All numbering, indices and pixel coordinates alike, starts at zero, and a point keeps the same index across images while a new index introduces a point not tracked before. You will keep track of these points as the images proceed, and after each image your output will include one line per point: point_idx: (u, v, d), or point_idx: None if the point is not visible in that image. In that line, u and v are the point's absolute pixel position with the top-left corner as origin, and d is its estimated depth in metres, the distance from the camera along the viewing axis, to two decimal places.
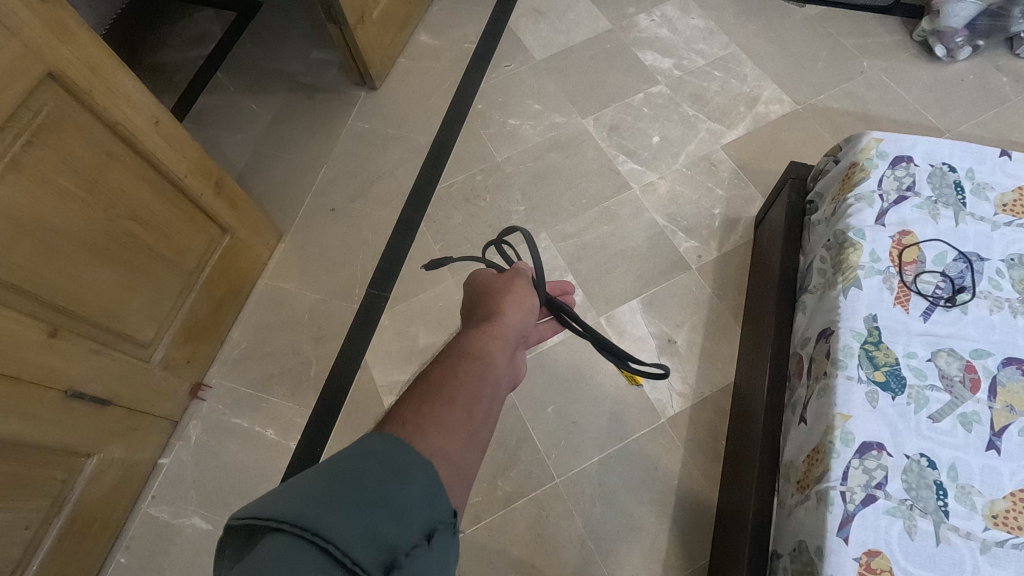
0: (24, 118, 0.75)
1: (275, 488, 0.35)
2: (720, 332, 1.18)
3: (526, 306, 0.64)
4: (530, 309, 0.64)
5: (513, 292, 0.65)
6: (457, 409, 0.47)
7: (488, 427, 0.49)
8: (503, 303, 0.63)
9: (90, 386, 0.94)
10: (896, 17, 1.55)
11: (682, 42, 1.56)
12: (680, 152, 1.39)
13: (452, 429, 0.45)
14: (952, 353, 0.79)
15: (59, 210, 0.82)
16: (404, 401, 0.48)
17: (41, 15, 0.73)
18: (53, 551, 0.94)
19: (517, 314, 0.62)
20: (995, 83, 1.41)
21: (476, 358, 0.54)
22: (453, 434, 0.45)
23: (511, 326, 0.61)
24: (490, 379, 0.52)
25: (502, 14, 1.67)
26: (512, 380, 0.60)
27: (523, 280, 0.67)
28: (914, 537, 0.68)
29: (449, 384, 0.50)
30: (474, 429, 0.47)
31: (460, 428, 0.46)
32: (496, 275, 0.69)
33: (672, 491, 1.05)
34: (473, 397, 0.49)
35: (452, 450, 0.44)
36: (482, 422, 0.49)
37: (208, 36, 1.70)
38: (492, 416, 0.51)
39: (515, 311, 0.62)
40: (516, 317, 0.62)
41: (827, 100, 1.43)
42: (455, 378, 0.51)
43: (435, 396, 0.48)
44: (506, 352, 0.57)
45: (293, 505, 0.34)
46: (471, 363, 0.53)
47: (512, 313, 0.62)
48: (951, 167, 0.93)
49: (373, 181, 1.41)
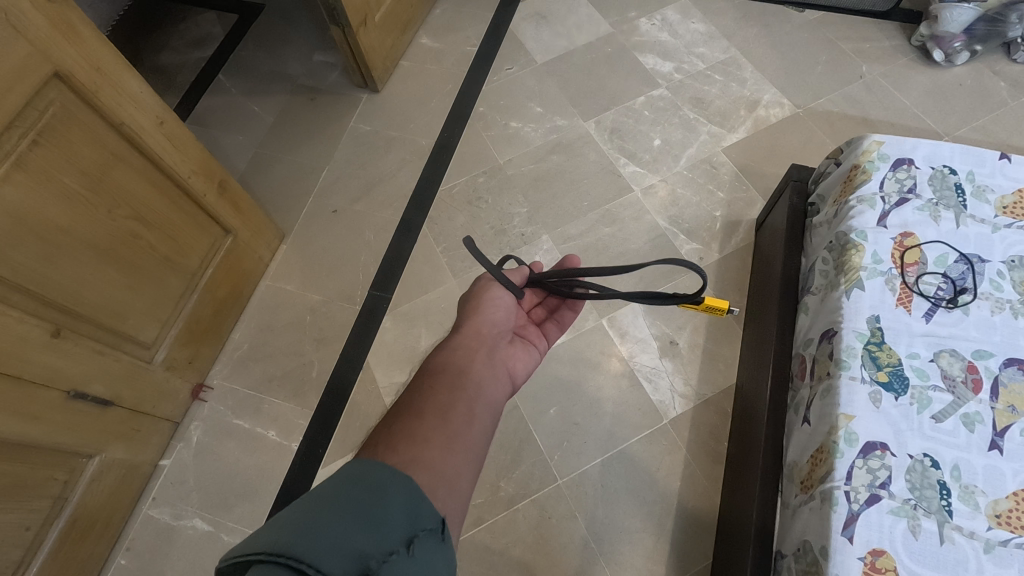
0: (31, 117, 0.75)
1: (258, 528, 0.37)
2: (721, 334, 1.18)
3: (483, 307, 0.71)
4: (488, 308, 0.71)
5: (469, 303, 0.72)
6: (428, 420, 0.54)
7: (471, 430, 0.56)
8: (463, 317, 0.71)
9: (92, 386, 0.94)
10: (895, 21, 1.56)
11: (682, 46, 1.57)
12: (681, 155, 1.40)
13: (426, 440, 0.52)
14: (954, 354, 0.79)
15: (64, 210, 0.83)
16: (379, 426, 0.54)
17: (47, 14, 0.74)
18: (53, 553, 0.93)
19: (475, 320, 0.70)
20: (993, 87, 1.42)
21: (441, 371, 0.62)
22: (428, 445, 0.51)
23: (473, 332, 0.68)
24: (460, 388, 0.60)
25: (503, 17, 1.68)
26: (498, 375, 0.66)
27: (496, 289, 0.72)
28: (918, 537, 0.68)
29: (418, 401, 0.57)
30: (451, 436, 0.53)
31: (435, 437, 0.52)
32: (472, 289, 0.74)
33: (674, 491, 1.05)
34: (445, 408, 0.56)
35: (425, 460, 0.50)
36: (459, 427, 0.55)
37: (209, 37, 1.70)
38: (473, 418, 0.57)
39: (471, 318, 0.70)
40: (481, 324, 0.70)
41: (826, 104, 1.44)
42: (426, 397, 0.57)
43: (405, 415, 0.55)
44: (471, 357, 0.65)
45: (274, 533, 0.36)
46: (437, 377, 0.61)
47: (472, 321, 0.70)
48: (952, 169, 0.93)
49: (375, 183, 1.41)
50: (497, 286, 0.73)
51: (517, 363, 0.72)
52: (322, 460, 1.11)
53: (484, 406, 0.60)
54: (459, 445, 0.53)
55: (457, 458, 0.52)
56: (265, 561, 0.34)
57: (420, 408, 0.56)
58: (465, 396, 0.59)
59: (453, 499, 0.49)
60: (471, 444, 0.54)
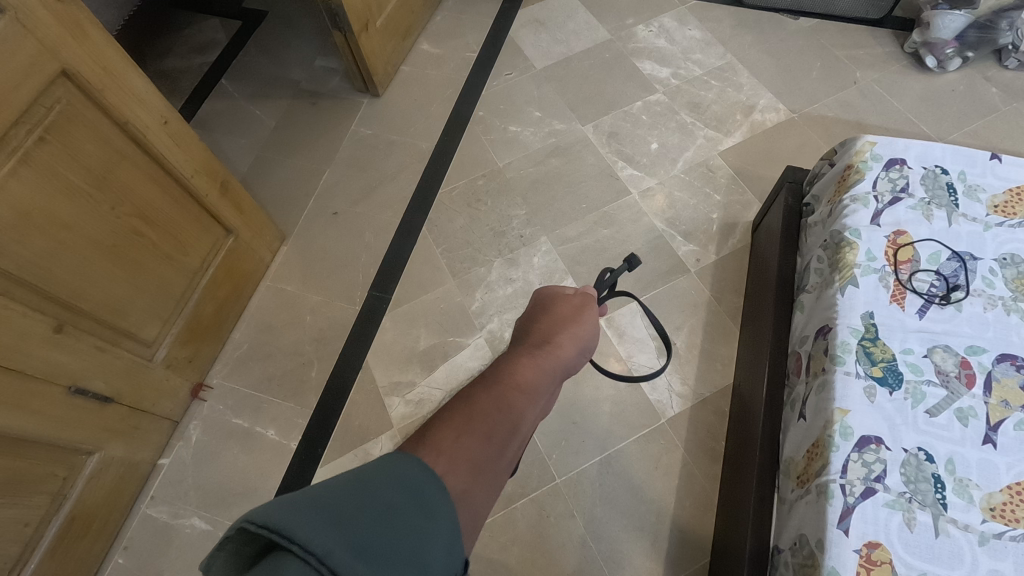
0: (38, 114, 0.76)
1: (281, 497, 0.32)
2: (719, 334, 1.19)
3: (576, 337, 0.61)
4: (584, 353, 0.62)
5: (573, 327, 0.62)
6: (491, 446, 0.44)
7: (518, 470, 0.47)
8: (558, 334, 0.60)
9: (94, 382, 0.95)
10: (887, 29, 1.59)
11: (679, 52, 1.60)
12: (678, 159, 1.41)
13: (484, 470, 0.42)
14: (947, 350, 0.80)
15: (71, 208, 0.84)
16: (442, 422, 0.45)
17: (57, 14, 0.75)
18: (50, 550, 0.93)
19: (573, 351, 0.60)
20: (984, 93, 1.44)
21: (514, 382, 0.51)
22: (483, 477, 0.42)
23: (563, 360, 0.58)
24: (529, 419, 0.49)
25: (503, 24, 1.71)
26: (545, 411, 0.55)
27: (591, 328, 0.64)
28: (913, 530, 0.69)
29: (491, 414, 0.46)
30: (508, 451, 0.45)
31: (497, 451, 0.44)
32: (564, 313, 0.65)
33: (672, 490, 1.05)
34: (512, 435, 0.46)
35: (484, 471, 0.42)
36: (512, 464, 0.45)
37: (212, 44, 1.73)
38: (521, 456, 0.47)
39: (563, 343, 0.59)
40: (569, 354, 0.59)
41: (821, 109, 1.46)
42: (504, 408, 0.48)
43: (476, 426, 0.45)
44: (550, 391, 0.54)
45: (311, 522, 0.30)
46: (516, 397, 0.49)
47: (565, 356, 0.58)
48: (943, 169, 0.95)
49: (375, 186, 1.43)
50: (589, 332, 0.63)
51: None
52: (321, 459, 1.11)
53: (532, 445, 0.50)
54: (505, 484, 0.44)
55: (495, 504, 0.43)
56: (291, 556, 0.28)
57: (486, 401, 0.48)
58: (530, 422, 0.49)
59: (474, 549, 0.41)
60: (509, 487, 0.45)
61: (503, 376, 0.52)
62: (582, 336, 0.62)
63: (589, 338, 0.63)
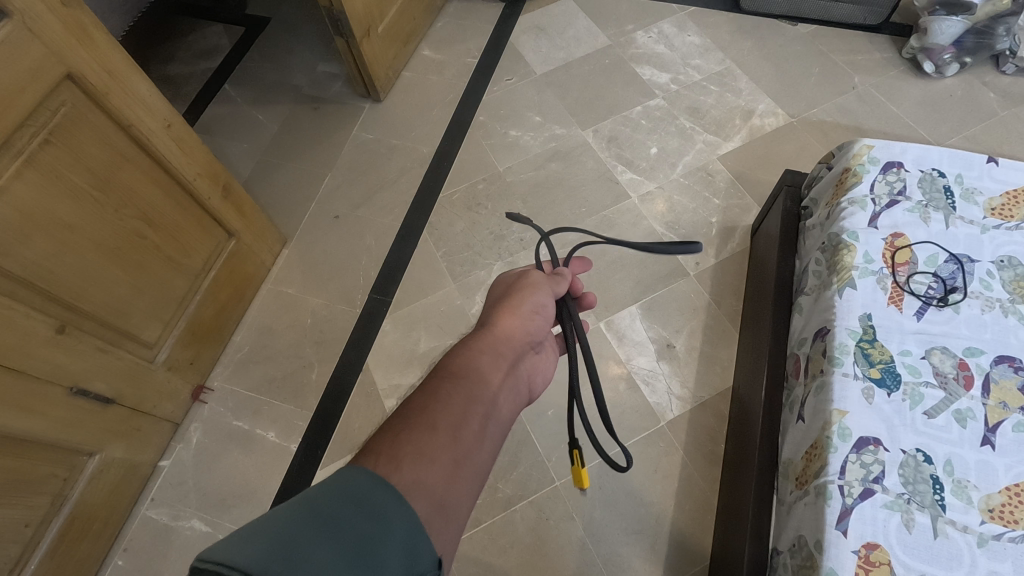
0: (43, 116, 0.77)
1: (234, 532, 0.34)
2: (718, 337, 1.19)
3: (519, 305, 0.66)
4: (534, 312, 0.67)
5: (509, 297, 0.67)
6: (440, 436, 0.49)
7: (482, 448, 0.51)
8: (496, 315, 0.66)
9: (95, 383, 0.95)
10: (886, 34, 1.60)
11: (679, 58, 1.61)
12: (678, 163, 1.42)
13: (433, 460, 0.47)
14: (945, 352, 0.81)
15: (73, 210, 0.85)
16: (382, 432, 0.49)
17: (63, 18, 0.76)
18: (50, 552, 0.93)
19: (515, 320, 0.65)
20: (983, 98, 1.45)
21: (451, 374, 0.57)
22: (435, 466, 0.46)
23: (506, 335, 0.64)
24: (480, 399, 0.55)
25: (504, 30, 1.72)
26: (512, 392, 0.60)
27: (531, 289, 0.68)
28: (912, 531, 0.69)
29: (432, 408, 0.52)
30: (458, 438, 0.50)
31: (441, 435, 0.49)
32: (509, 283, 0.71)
33: (671, 495, 1.05)
34: (461, 419, 0.52)
35: (439, 459, 0.47)
36: (470, 446, 0.50)
37: (215, 50, 1.74)
38: (485, 435, 0.53)
39: (504, 317, 0.65)
40: (510, 327, 0.64)
41: (820, 114, 1.47)
42: (445, 402, 0.53)
43: (414, 425, 0.49)
44: (497, 369, 0.60)
45: (253, 550, 0.33)
46: (458, 385, 0.55)
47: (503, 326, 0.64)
48: (940, 172, 0.96)
49: (377, 190, 1.44)
50: (539, 292, 0.68)
51: (538, 374, 0.69)
52: (320, 462, 1.11)
53: (498, 423, 0.56)
54: (467, 469, 0.48)
55: (462, 489, 0.47)
56: None
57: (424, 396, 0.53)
58: (482, 408, 0.54)
59: (452, 534, 0.44)
60: (480, 473, 0.50)
61: (444, 370, 0.58)
62: (525, 298, 0.67)
63: (535, 297, 0.67)
